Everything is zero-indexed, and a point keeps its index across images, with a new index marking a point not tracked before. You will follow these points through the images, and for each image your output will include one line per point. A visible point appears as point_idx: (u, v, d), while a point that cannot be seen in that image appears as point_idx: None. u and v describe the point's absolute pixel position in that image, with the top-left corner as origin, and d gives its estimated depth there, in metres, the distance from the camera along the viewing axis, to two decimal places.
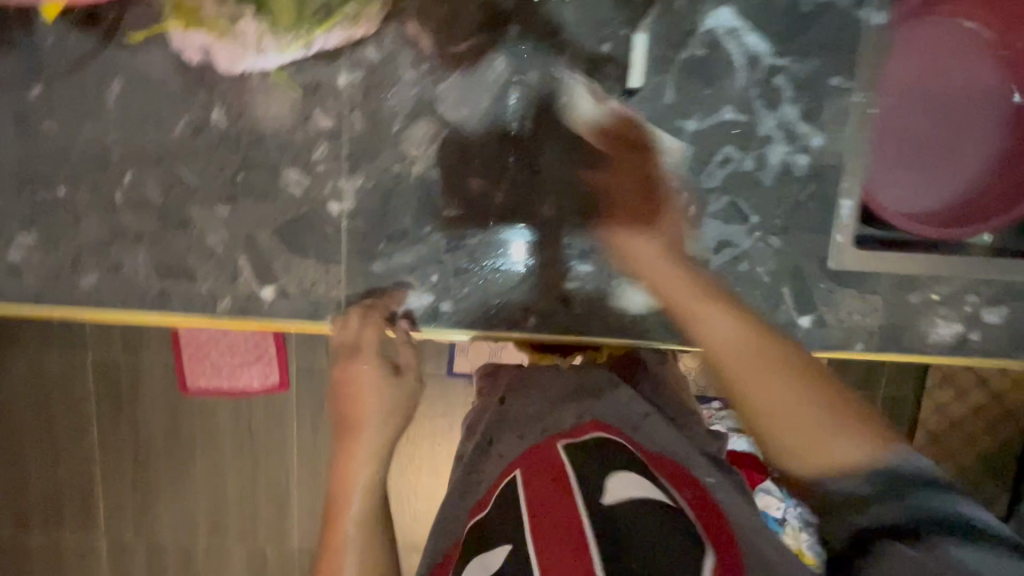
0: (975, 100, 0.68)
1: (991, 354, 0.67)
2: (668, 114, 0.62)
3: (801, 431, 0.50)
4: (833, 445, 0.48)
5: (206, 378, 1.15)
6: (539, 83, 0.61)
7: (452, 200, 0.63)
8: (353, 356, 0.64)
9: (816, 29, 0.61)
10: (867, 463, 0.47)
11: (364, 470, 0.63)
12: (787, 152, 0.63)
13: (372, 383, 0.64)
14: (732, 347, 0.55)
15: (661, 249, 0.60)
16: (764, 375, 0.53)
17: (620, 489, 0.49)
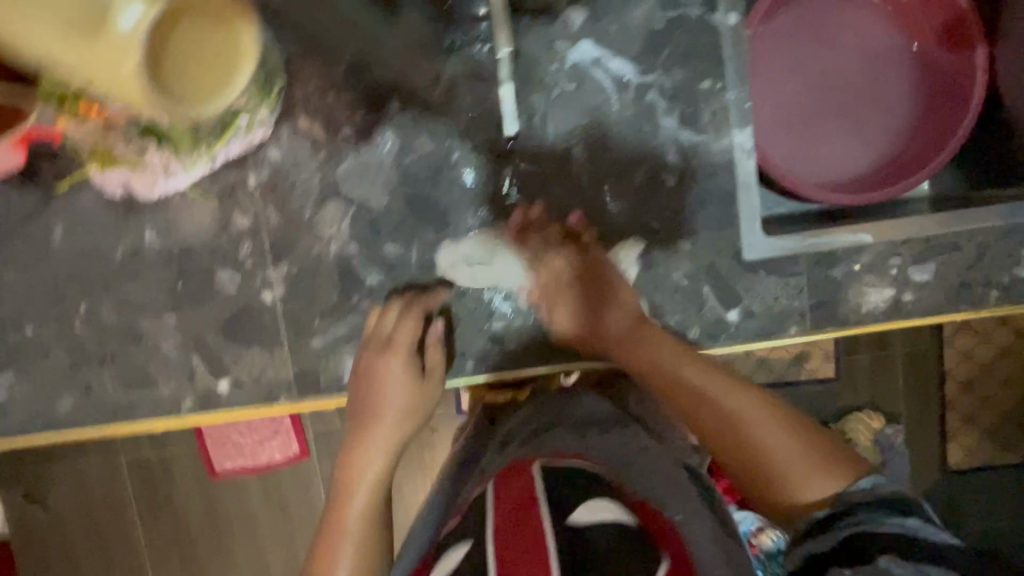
0: (881, 53, 0.79)
1: (925, 311, 0.67)
2: (554, 148, 0.66)
3: (783, 472, 0.57)
4: (807, 476, 0.56)
5: (231, 459, 1.21)
6: (428, 147, 0.65)
7: (372, 268, 0.67)
8: (385, 352, 0.66)
9: (675, 42, 0.64)
10: (839, 493, 0.54)
11: (374, 457, 0.69)
12: (677, 160, 0.66)
13: (398, 376, 0.67)
14: (715, 410, 0.61)
15: (625, 315, 0.65)
16: (749, 420, 0.60)
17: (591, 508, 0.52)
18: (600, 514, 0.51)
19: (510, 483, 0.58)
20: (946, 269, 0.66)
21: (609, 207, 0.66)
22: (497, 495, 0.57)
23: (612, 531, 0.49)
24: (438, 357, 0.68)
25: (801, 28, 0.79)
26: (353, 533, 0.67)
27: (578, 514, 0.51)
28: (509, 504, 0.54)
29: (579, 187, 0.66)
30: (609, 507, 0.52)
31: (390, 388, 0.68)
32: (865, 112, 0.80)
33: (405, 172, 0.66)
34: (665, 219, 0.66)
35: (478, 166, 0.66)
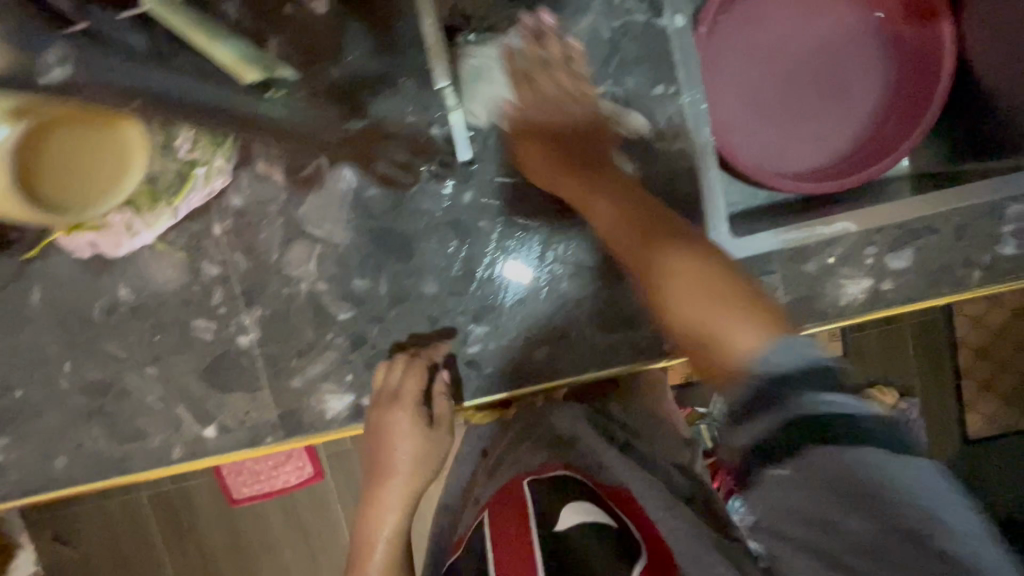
0: (846, 32, 0.77)
1: (906, 298, 0.66)
2: (512, 168, 0.65)
3: (698, 318, 0.52)
4: (728, 326, 0.50)
5: (248, 486, 1.23)
6: (386, 180, 0.65)
7: (343, 304, 0.67)
8: (392, 407, 0.67)
9: (623, 50, 0.63)
10: (764, 348, 0.48)
11: (392, 508, 0.73)
12: (637, 168, 0.65)
13: (406, 431, 0.70)
14: (615, 227, 0.59)
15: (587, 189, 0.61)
16: (671, 277, 0.54)
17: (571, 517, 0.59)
18: (579, 518, 0.58)
19: (505, 504, 0.66)
20: (925, 253, 0.65)
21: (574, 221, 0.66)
22: (492, 508, 0.67)
23: (590, 534, 0.57)
24: (446, 408, 0.69)
25: (761, 13, 0.76)
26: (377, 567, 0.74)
27: (560, 522, 0.59)
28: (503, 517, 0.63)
29: (541, 205, 0.66)
30: (588, 509, 0.59)
31: (402, 443, 0.70)
32: (833, 95, 0.78)
33: (366, 205, 0.66)
34: None
35: (438, 193, 0.65)
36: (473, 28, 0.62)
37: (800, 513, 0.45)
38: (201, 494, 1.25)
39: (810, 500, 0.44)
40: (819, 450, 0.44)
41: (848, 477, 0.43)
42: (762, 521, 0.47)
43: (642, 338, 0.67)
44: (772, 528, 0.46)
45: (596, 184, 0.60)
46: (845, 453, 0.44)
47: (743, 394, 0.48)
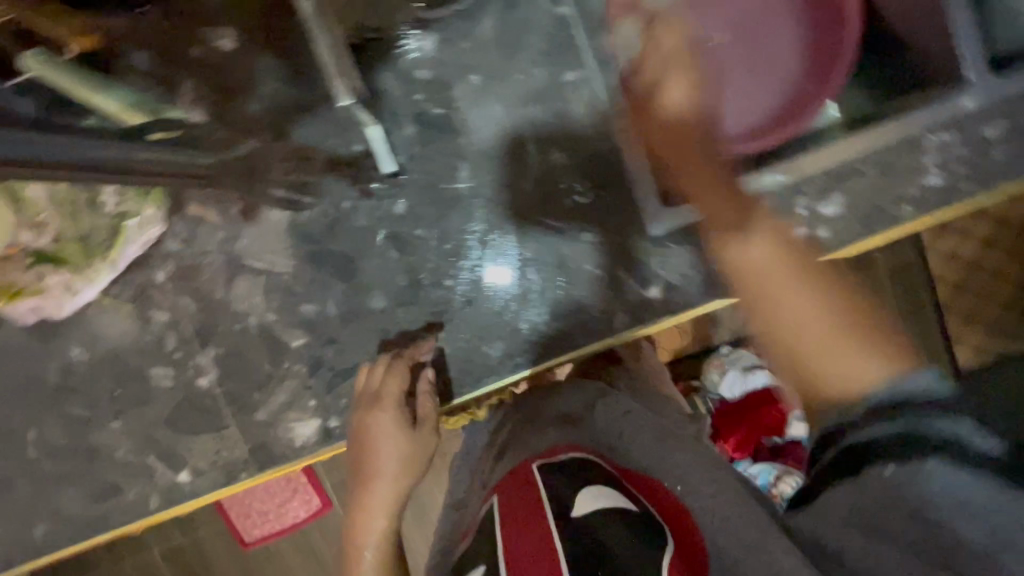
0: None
1: (843, 242, 0.67)
2: (439, 172, 0.65)
3: (774, 322, 0.51)
4: (829, 366, 0.49)
5: (258, 527, 1.24)
6: (317, 203, 0.66)
7: (295, 331, 0.68)
8: (371, 407, 0.64)
9: (528, 41, 0.64)
10: (882, 375, 0.47)
11: (379, 518, 0.67)
12: (562, 154, 0.65)
13: (387, 429, 0.65)
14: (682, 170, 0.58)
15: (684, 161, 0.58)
16: (772, 294, 0.51)
17: (591, 502, 0.55)
18: (598, 501, 0.54)
19: (517, 491, 0.60)
20: (853, 195, 0.66)
21: (509, 216, 0.66)
22: (500, 494, 0.62)
23: (610, 515, 0.53)
24: (431, 406, 0.66)
25: None
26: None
27: (579, 506, 0.55)
28: (509, 507, 0.59)
29: (472, 205, 0.66)
30: (605, 491, 0.56)
31: (384, 443, 0.65)
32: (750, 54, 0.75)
33: (303, 231, 0.67)
34: (564, 215, 0.66)
35: (371, 209, 0.66)
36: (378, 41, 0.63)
37: (863, 516, 0.45)
38: (209, 543, 1.25)
39: (874, 503, 0.44)
40: (922, 462, 0.43)
41: (942, 487, 0.42)
42: (831, 525, 0.46)
43: (593, 319, 0.67)
44: (842, 529, 0.45)
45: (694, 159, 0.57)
46: (951, 470, 0.42)
47: (880, 425, 0.46)
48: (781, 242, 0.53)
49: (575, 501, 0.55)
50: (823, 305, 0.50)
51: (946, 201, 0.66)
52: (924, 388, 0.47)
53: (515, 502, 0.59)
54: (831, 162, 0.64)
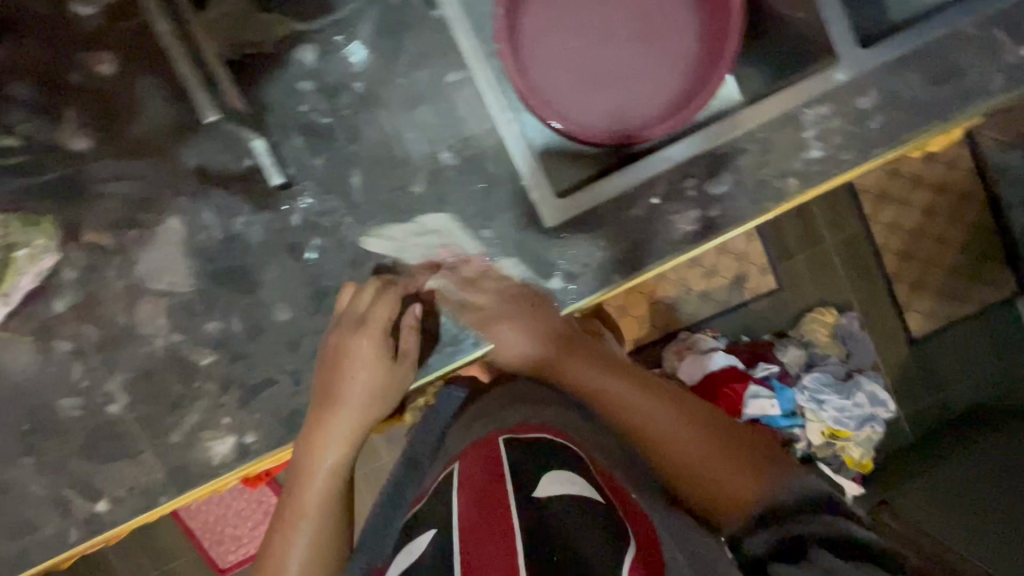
0: None
1: (736, 220, 0.67)
2: (332, 180, 0.65)
3: (719, 472, 0.60)
4: (727, 475, 0.60)
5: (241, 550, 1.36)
6: (212, 220, 0.66)
7: (202, 350, 0.67)
8: (357, 331, 0.64)
9: (408, 45, 0.64)
10: (756, 495, 0.58)
11: (334, 460, 0.67)
12: (452, 153, 0.66)
13: (367, 358, 0.65)
14: (636, 414, 0.65)
15: (587, 363, 0.69)
16: (629, 404, 0.66)
17: (552, 486, 0.52)
18: (560, 487, 0.52)
19: (478, 459, 0.59)
20: (741, 172, 0.67)
21: (407, 218, 0.66)
22: (466, 462, 0.61)
23: (572, 500, 0.50)
24: (412, 343, 0.66)
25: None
26: (312, 518, 0.67)
27: (543, 490, 0.51)
28: (472, 481, 0.56)
29: (368, 211, 0.66)
30: (565, 478, 0.53)
31: (361, 372, 0.65)
32: (648, 42, 0.80)
33: (200, 249, 0.66)
34: (460, 214, 0.66)
35: (266, 222, 0.66)
36: (260, 54, 0.63)
37: None
38: None
39: None
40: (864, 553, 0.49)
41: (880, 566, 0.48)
42: None
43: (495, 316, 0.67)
44: None
45: (602, 361, 0.70)
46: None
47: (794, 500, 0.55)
48: (637, 381, 0.68)
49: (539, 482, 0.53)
50: (677, 413, 0.65)
51: (829, 171, 0.67)
52: (796, 483, 0.57)
53: (481, 477, 0.56)
54: (710, 144, 0.67)
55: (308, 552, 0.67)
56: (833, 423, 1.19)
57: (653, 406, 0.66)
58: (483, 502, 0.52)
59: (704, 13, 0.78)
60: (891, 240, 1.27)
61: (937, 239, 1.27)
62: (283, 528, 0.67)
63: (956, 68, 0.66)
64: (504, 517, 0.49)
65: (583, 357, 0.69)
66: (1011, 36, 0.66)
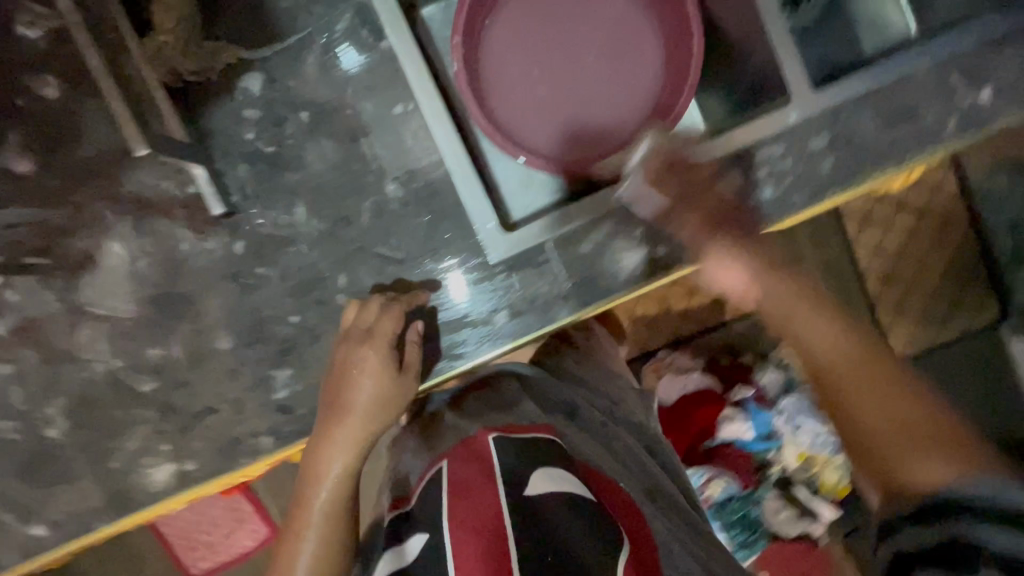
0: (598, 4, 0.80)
1: (683, 259, 0.67)
2: (276, 211, 0.65)
3: (928, 452, 0.54)
4: (926, 462, 0.54)
5: (207, 560, 1.43)
6: (154, 247, 0.65)
7: (142, 377, 0.67)
8: (363, 343, 0.63)
9: (355, 76, 0.64)
10: (953, 479, 0.53)
11: (339, 471, 0.67)
12: (398, 186, 0.65)
13: (371, 370, 0.64)
14: (839, 358, 0.59)
15: (749, 281, 0.63)
16: (862, 394, 0.58)
17: (543, 484, 0.69)
18: (551, 485, 0.69)
19: (467, 459, 0.71)
20: (690, 212, 0.67)
21: (352, 250, 0.66)
22: (450, 457, 0.72)
23: (561, 501, 0.68)
24: (417, 357, 0.65)
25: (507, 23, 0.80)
26: (315, 533, 0.69)
27: (534, 488, 0.69)
28: (465, 485, 0.69)
29: (312, 242, 0.65)
30: (558, 479, 0.70)
31: (365, 386, 0.65)
32: (614, 62, 0.80)
33: (143, 275, 0.66)
34: (405, 247, 0.66)
35: (209, 250, 0.65)
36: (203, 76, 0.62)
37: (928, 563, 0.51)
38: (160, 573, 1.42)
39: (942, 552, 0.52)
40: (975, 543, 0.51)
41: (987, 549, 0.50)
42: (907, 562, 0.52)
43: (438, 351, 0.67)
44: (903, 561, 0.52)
45: (795, 287, 0.63)
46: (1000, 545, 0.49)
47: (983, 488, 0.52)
48: (839, 336, 0.60)
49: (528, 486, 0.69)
50: (852, 346, 0.60)
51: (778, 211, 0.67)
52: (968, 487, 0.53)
53: (468, 476, 0.70)
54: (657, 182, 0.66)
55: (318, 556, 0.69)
56: (808, 446, 1.06)
57: (824, 338, 0.60)
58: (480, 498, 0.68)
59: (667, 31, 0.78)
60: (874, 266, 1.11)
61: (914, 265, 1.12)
62: (293, 534, 0.69)
63: (909, 111, 0.66)
64: (502, 534, 0.65)
65: (788, 280, 0.63)
66: (965, 81, 0.65)
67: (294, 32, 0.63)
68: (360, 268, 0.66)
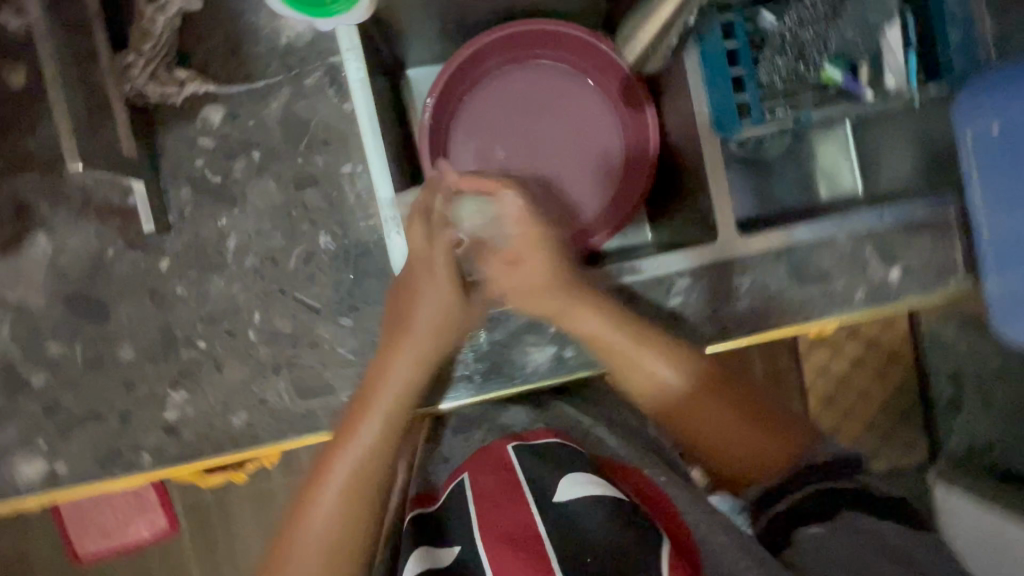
0: (567, 98, 0.84)
1: (590, 363, 0.70)
2: (207, 237, 0.66)
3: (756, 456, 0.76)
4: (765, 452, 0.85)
5: (94, 543, 1.37)
6: (80, 245, 0.66)
7: (36, 368, 0.67)
8: (425, 273, 0.65)
9: (315, 128, 0.67)
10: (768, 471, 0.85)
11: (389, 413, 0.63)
12: (331, 239, 0.67)
13: (438, 289, 0.65)
14: (674, 397, 0.66)
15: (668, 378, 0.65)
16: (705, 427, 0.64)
17: (571, 488, 0.56)
18: (581, 489, 0.56)
19: (482, 466, 0.62)
20: None
21: (274, 288, 0.67)
22: (468, 466, 0.63)
23: (596, 504, 0.54)
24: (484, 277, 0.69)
25: (477, 104, 0.83)
26: (359, 449, 0.62)
27: (563, 491, 0.56)
28: (489, 492, 0.59)
29: (235, 274, 0.67)
30: (591, 483, 0.56)
31: (432, 308, 0.65)
32: (578, 155, 0.84)
33: (62, 270, 0.66)
34: (324, 297, 0.67)
35: (134, 261, 0.66)
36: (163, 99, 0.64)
37: None
38: (44, 548, 1.38)
39: None
40: None
41: None
42: None
43: (337, 404, 0.67)
44: None
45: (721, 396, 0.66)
46: None
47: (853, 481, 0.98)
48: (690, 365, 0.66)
49: (555, 490, 0.57)
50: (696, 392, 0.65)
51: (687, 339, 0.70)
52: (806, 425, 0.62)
53: (492, 488, 0.59)
54: None
55: (340, 522, 0.61)
56: None
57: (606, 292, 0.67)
58: (498, 513, 0.56)
59: (628, 135, 0.82)
60: (812, 385, 1.09)
61: (860, 393, 1.10)
62: (314, 497, 0.62)
63: (823, 273, 0.70)
64: (533, 530, 0.54)
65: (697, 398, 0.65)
66: (877, 256, 0.71)
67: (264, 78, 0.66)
68: (278, 309, 0.67)
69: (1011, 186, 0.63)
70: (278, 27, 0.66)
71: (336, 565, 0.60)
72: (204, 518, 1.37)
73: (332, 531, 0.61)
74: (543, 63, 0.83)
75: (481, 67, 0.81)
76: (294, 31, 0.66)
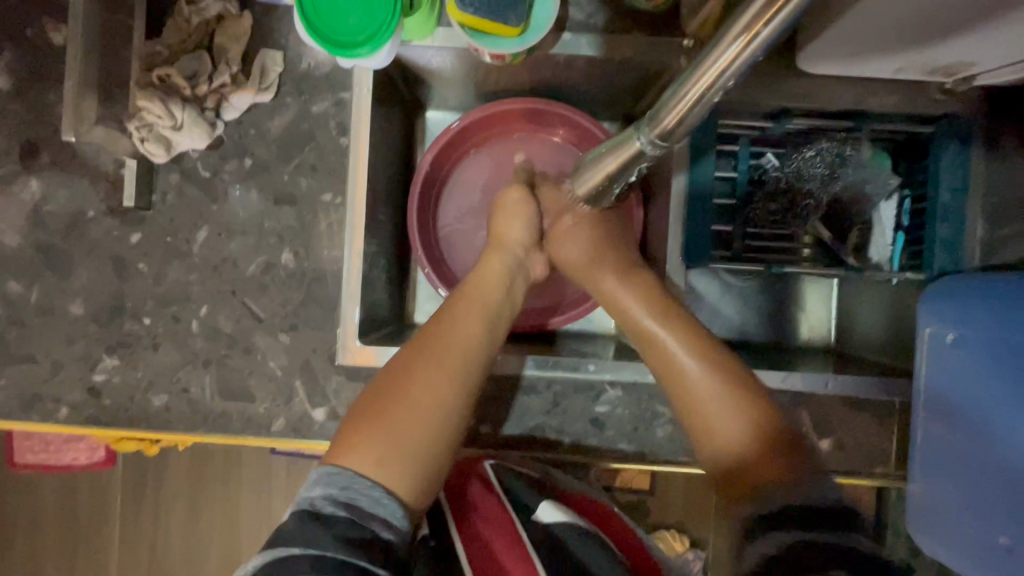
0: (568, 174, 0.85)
1: (502, 443, 0.70)
2: (183, 224, 0.70)
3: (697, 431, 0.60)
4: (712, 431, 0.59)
5: (31, 454, 1.40)
6: (66, 198, 0.70)
7: None
8: (154, 129, 0.66)
9: (308, 151, 0.70)
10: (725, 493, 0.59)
11: (478, 302, 0.66)
12: (292, 257, 0.70)
13: (150, 138, 0.66)
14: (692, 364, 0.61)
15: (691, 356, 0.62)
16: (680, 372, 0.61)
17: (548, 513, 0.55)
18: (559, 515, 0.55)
19: (465, 481, 0.64)
20: (521, 409, 0.70)
21: (229, 286, 0.70)
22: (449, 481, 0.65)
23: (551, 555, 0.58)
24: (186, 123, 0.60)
25: (475, 162, 0.86)
26: (468, 305, 0.65)
27: (542, 516, 0.55)
28: (475, 508, 0.59)
29: (197, 265, 0.70)
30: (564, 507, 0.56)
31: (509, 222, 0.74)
32: None
33: (43, 218, 0.70)
34: (269, 308, 0.70)
35: (109, 227, 0.70)
36: (151, 123, 0.65)
37: None
38: None
39: None
40: None
41: None
42: None
43: (254, 414, 0.69)
44: None
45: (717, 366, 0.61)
46: None
47: None
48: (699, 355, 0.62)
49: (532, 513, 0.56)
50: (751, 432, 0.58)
51: (601, 448, 0.70)
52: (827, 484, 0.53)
53: (477, 501, 0.60)
54: (510, 370, 0.69)
55: (418, 387, 0.58)
56: None
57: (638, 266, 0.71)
58: (493, 523, 0.56)
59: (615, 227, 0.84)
60: None
61: None
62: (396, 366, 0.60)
63: None
64: (515, 536, 0.54)
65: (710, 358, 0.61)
66: (812, 425, 0.70)
67: (278, 70, 0.69)
68: (226, 308, 0.70)
69: (959, 404, 0.61)
70: (302, 53, 0.70)
71: (416, 422, 0.56)
72: (144, 461, 1.42)
73: (426, 420, 0.56)
74: (550, 136, 0.85)
75: (486, 133, 0.84)
76: (314, 60, 0.70)
